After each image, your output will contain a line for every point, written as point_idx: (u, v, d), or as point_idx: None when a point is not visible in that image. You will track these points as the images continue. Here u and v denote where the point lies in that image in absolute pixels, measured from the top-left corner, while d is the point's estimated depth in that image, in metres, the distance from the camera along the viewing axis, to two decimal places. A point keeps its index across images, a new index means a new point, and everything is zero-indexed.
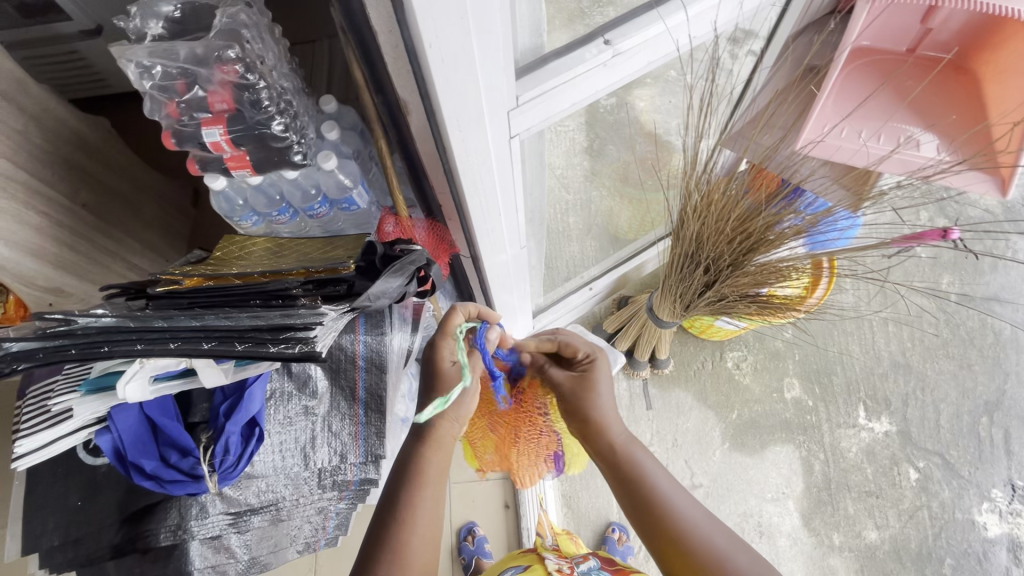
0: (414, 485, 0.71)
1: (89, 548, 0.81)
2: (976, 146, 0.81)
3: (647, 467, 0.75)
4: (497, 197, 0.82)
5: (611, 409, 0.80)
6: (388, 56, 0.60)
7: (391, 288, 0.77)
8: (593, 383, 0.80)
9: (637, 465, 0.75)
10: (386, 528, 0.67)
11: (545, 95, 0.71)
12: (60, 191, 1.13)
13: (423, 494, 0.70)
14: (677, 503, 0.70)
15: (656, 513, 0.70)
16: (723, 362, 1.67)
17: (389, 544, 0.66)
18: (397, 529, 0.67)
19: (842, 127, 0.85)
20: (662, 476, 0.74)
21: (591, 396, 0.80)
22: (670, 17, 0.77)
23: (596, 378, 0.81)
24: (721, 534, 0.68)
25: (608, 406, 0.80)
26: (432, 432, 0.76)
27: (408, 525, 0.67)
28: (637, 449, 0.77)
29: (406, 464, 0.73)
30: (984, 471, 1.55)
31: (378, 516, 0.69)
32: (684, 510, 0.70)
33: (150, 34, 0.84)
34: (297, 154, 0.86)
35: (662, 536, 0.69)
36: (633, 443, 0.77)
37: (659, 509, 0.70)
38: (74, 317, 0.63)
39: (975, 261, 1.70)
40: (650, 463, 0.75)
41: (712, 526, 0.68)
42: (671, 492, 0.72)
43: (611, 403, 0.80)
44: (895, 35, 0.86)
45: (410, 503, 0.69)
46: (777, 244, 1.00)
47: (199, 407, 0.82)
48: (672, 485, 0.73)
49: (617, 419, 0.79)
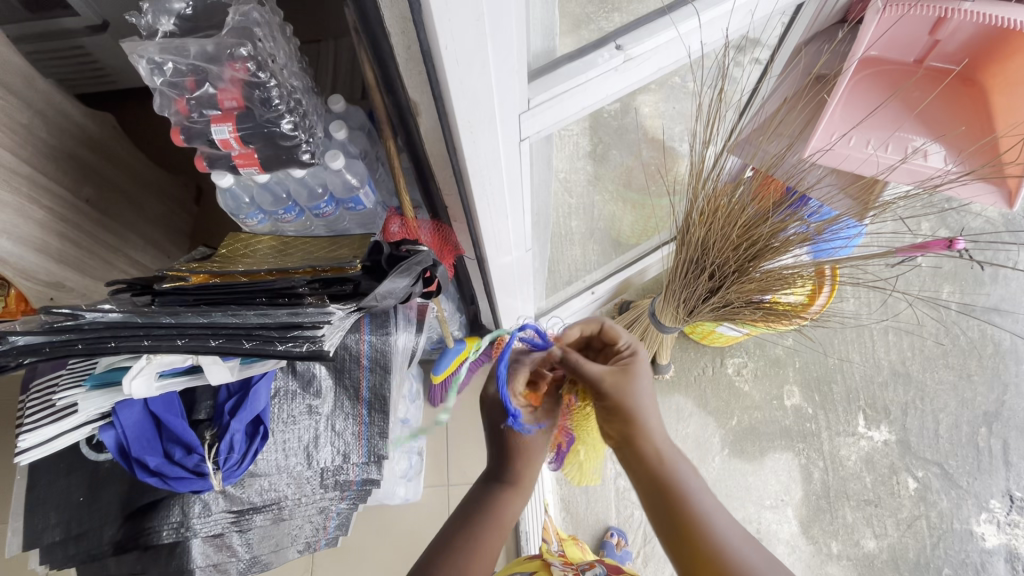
0: (490, 520, 0.71)
1: (93, 543, 0.81)
2: (983, 158, 0.82)
3: (686, 477, 0.69)
4: (505, 199, 0.83)
5: (652, 409, 0.73)
6: (401, 57, 0.60)
7: (397, 288, 0.79)
8: (634, 377, 0.74)
9: (676, 475, 0.69)
10: (452, 556, 0.67)
11: (555, 99, 0.72)
12: (64, 186, 1.13)
13: (501, 531, 0.72)
14: (717, 524, 0.64)
15: (690, 529, 0.64)
16: (724, 368, 1.67)
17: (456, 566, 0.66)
18: (466, 556, 0.67)
19: (850, 136, 0.87)
20: (703, 491, 0.68)
21: (630, 388, 0.74)
22: (682, 23, 0.77)
23: (635, 376, 0.74)
24: (762, 560, 0.62)
25: (650, 407, 0.73)
26: (512, 475, 0.76)
27: (474, 558, 0.67)
28: (678, 459, 0.71)
29: (479, 501, 0.74)
30: (983, 481, 1.55)
31: (438, 541, 0.70)
32: (726, 533, 0.64)
33: (161, 31, 0.84)
34: (305, 153, 0.86)
35: (694, 556, 0.63)
36: (673, 451, 0.72)
37: (696, 525, 0.64)
38: (81, 312, 0.63)
39: (977, 271, 1.71)
40: (690, 476, 0.69)
41: (753, 551, 0.62)
42: (711, 511, 0.66)
43: (650, 403, 0.74)
44: (904, 46, 0.87)
45: (482, 535, 0.70)
46: (782, 251, 0.99)
47: (204, 404, 0.82)
48: (712, 502, 0.67)
49: (656, 426, 0.72)
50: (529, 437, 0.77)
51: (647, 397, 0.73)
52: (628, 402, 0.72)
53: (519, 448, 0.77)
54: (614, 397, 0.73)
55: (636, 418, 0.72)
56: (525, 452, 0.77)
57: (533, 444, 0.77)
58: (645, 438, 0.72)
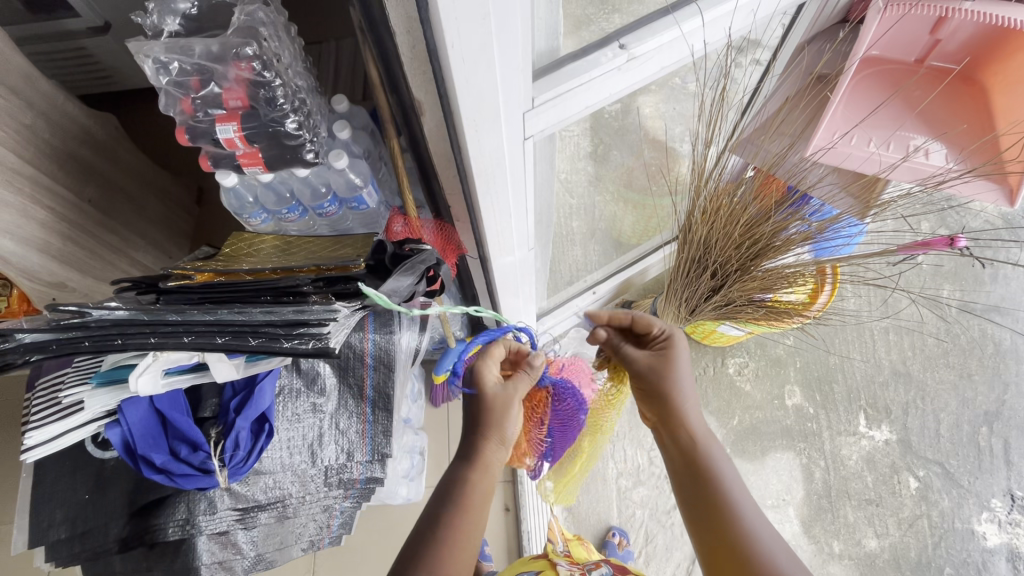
0: (462, 501, 0.69)
1: (97, 541, 0.81)
2: (984, 156, 0.82)
3: (720, 464, 0.72)
4: (509, 199, 0.83)
5: (693, 400, 0.78)
6: (406, 57, 0.61)
7: (402, 286, 0.77)
8: (673, 363, 0.79)
9: (709, 460, 0.72)
10: (436, 532, 0.65)
11: (559, 98, 0.72)
12: (67, 186, 1.13)
13: (473, 508, 0.69)
14: (745, 510, 0.67)
15: (717, 513, 0.68)
16: (725, 368, 1.67)
17: (441, 536, 0.65)
18: (450, 528, 0.66)
19: (852, 135, 0.87)
20: (733, 479, 0.71)
21: (671, 375, 0.79)
22: (685, 22, 0.78)
23: (675, 360, 0.80)
24: (780, 547, 0.64)
25: (689, 393, 0.78)
26: (478, 455, 0.74)
27: (458, 533, 0.66)
28: (713, 447, 0.74)
29: (452, 480, 0.72)
30: (984, 480, 1.55)
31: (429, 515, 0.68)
32: (752, 519, 0.66)
33: (166, 31, 0.84)
34: (310, 151, 0.87)
35: (719, 539, 0.66)
36: (707, 436, 0.76)
37: (724, 510, 0.67)
38: (89, 309, 0.64)
39: (976, 270, 1.72)
40: (721, 461, 0.73)
41: (777, 543, 0.64)
42: (739, 498, 0.69)
43: (691, 389, 0.79)
44: (904, 46, 0.88)
45: (463, 512, 0.68)
46: (784, 250, 1.01)
47: (209, 402, 0.83)
48: (741, 491, 0.70)
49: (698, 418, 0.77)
50: (491, 397, 0.78)
51: (686, 381, 0.79)
52: (668, 383, 0.78)
53: (487, 426, 0.76)
54: (656, 376, 0.79)
55: (673, 401, 0.78)
56: (494, 430, 0.76)
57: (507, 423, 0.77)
58: (685, 424, 0.76)
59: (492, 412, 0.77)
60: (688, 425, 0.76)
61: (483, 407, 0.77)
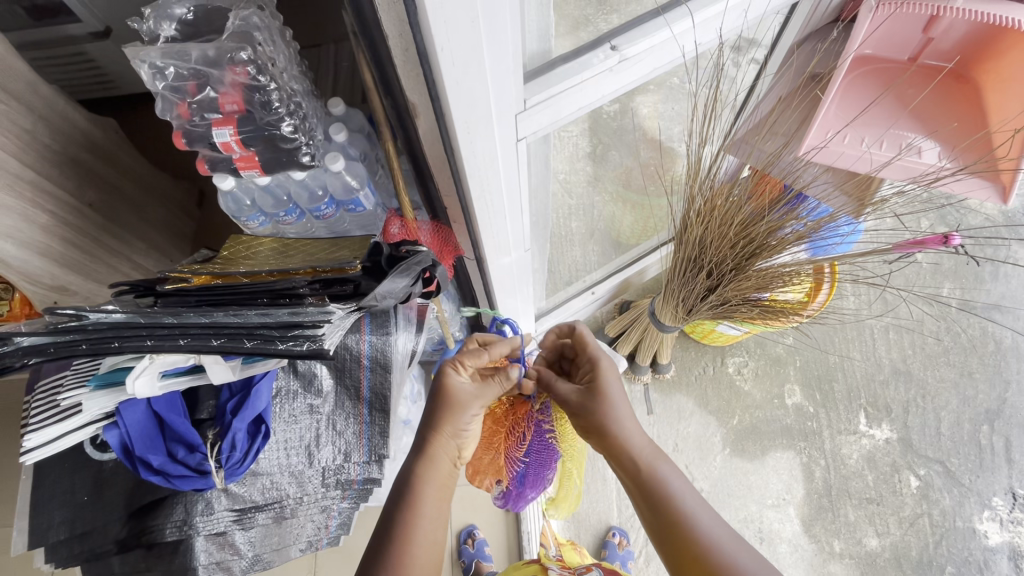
0: (410, 504, 0.68)
1: (96, 542, 0.82)
2: (977, 153, 0.82)
3: (671, 479, 0.72)
4: (503, 199, 0.83)
5: (628, 418, 0.77)
6: (398, 60, 0.61)
7: (396, 287, 0.79)
8: (602, 385, 0.79)
9: (661, 477, 0.72)
10: (386, 540, 0.65)
11: (552, 100, 0.73)
12: (67, 191, 1.14)
13: (423, 509, 0.68)
14: (702, 520, 0.68)
15: (677, 529, 0.68)
16: (724, 367, 1.67)
17: (392, 547, 0.64)
18: (399, 538, 0.65)
19: (845, 133, 0.87)
20: (686, 492, 0.71)
21: (603, 398, 0.78)
22: (676, 23, 0.78)
23: (604, 389, 0.79)
24: (744, 552, 0.65)
25: (625, 417, 0.77)
26: (428, 448, 0.74)
27: (407, 540, 0.65)
28: (664, 466, 0.74)
29: (403, 478, 0.71)
30: (985, 479, 1.55)
31: (383, 519, 0.68)
32: (710, 528, 0.67)
33: (163, 36, 0.85)
34: (305, 155, 0.88)
35: (680, 553, 0.66)
36: (656, 452, 0.75)
37: (681, 526, 0.67)
38: (85, 312, 0.63)
39: (975, 268, 1.72)
40: (672, 476, 0.73)
41: (738, 549, 0.65)
42: (695, 510, 0.69)
43: (627, 411, 0.78)
44: (897, 44, 0.88)
45: (410, 517, 0.67)
46: (779, 249, 1.00)
47: (206, 404, 0.83)
48: (696, 500, 0.70)
49: (642, 437, 0.76)
50: (455, 398, 0.77)
51: (620, 404, 0.78)
52: (600, 411, 0.78)
53: (439, 422, 0.75)
54: (589, 408, 0.79)
55: (612, 427, 0.77)
56: (443, 423, 0.75)
57: (459, 417, 0.76)
58: (628, 446, 0.75)
59: (448, 411, 0.76)
60: (632, 445, 0.75)
61: (441, 407, 0.76)
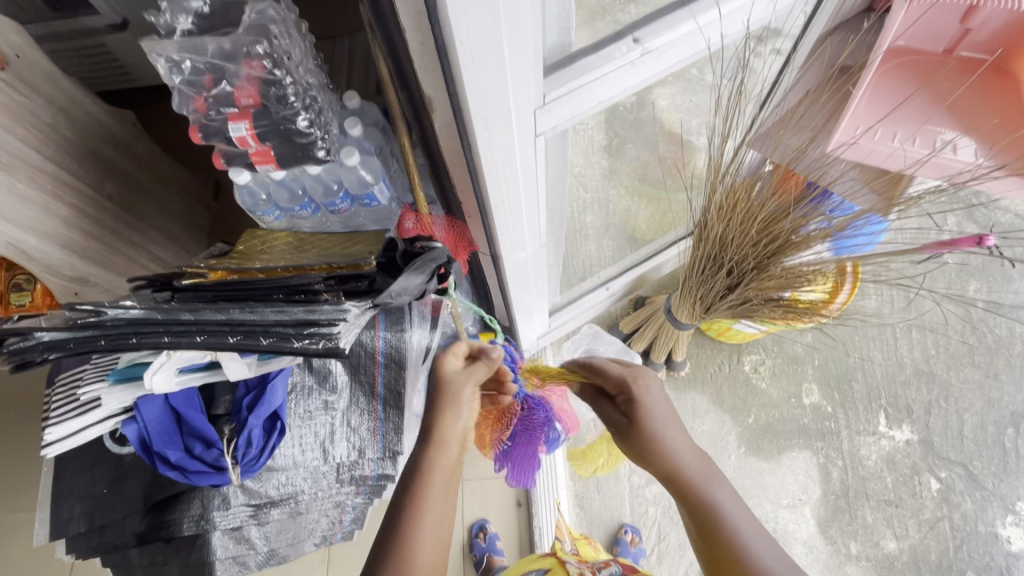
0: (418, 495, 0.64)
1: (115, 535, 0.83)
2: (1017, 152, 0.79)
3: (719, 497, 0.67)
4: (519, 194, 0.82)
5: (678, 434, 0.74)
6: (416, 54, 0.60)
7: (412, 285, 0.77)
8: (648, 407, 0.77)
9: (709, 494, 0.67)
10: (389, 532, 0.61)
11: (572, 94, 0.71)
12: (87, 183, 1.15)
13: (430, 496, 0.64)
14: (755, 546, 0.62)
15: (722, 549, 0.63)
16: (741, 365, 1.65)
17: (395, 543, 0.60)
18: (404, 535, 0.61)
19: (875, 130, 0.84)
20: (738, 514, 0.66)
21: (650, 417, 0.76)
22: (702, 15, 0.76)
23: (646, 406, 0.77)
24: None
25: (676, 435, 0.74)
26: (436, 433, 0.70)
27: (412, 530, 0.61)
28: (715, 487, 0.68)
29: (414, 466, 0.67)
30: (1009, 483, 1.51)
31: (387, 517, 0.63)
32: (764, 556, 0.62)
33: (178, 30, 0.83)
34: (321, 149, 0.86)
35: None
36: (709, 474, 0.70)
37: (734, 551, 0.62)
38: (104, 308, 0.64)
39: (1006, 267, 1.67)
40: (724, 497, 0.67)
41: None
42: (751, 537, 0.63)
43: (679, 433, 0.75)
44: (932, 37, 0.85)
45: (417, 508, 0.63)
46: (803, 247, 0.98)
47: (223, 399, 0.85)
48: (754, 525, 0.65)
49: (691, 457, 0.72)
50: (445, 375, 0.77)
51: (667, 423, 0.75)
52: (649, 429, 0.75)
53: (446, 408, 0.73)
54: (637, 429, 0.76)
55: (662, 444, 0.73)
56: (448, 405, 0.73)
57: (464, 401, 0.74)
58: (681, 463, 0.71)
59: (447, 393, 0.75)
60: (684, 466, 0.71)
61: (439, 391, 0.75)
